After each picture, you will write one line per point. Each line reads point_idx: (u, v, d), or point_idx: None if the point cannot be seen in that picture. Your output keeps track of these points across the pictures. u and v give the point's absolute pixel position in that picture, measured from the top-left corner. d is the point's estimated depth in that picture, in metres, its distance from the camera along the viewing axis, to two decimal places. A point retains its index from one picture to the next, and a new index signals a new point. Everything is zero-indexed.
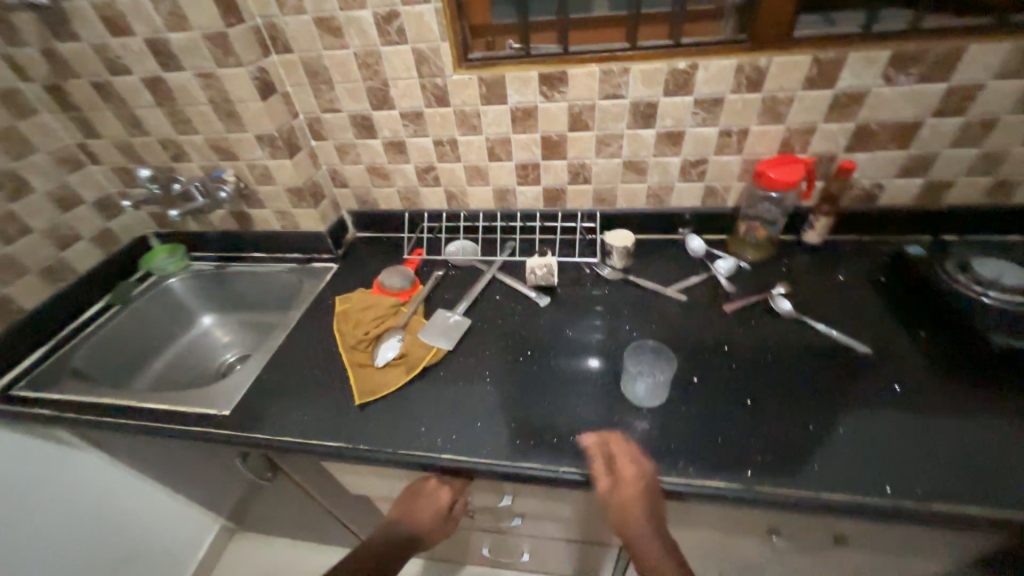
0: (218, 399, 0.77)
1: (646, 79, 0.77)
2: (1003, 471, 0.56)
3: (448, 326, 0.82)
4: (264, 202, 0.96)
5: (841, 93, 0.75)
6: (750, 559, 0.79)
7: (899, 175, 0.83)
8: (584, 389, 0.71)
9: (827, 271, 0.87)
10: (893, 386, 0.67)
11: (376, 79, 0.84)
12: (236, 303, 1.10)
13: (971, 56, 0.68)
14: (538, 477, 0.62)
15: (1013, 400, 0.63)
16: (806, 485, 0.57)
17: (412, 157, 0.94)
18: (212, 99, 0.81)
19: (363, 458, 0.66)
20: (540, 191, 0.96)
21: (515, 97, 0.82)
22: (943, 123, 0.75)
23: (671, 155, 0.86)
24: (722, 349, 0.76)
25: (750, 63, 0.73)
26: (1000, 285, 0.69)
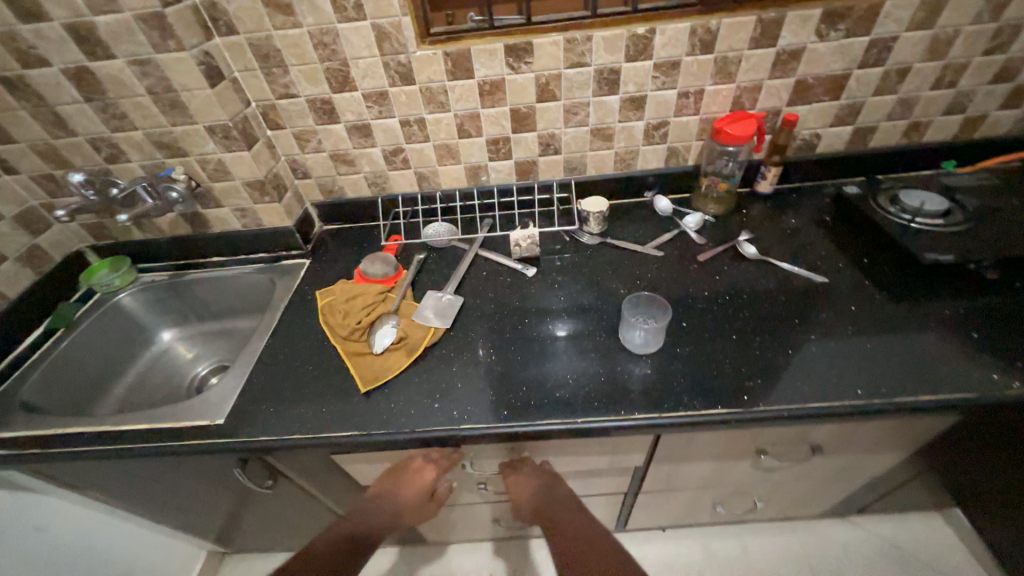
0: (208, 410, 0.72)
1: (608, 46, 0.80)
2: (945, 363, 0.67)
3: (442, 305, 0.83)
4: (221, 200, 0.90)
5: (783, 51, 0.82)
6: (739, 479, 0.89)
7: (833, 124, 0.92)
8: (585, 346, 0.75)
9: (780, 216, 0.96)
10: (850, 307, 0.77)
11: (335, 60, 0.80)
12: (199, 313, 1.03)
13: (887, 11, 0.77)
14: (558, 431, 0.65)
15: (944, 305, 0.75)
16: (794, 400, 0.64)
17: (379, 140, 0.92)
18: (152, 89, 0.74)
19: (380, 442, 0.65)
20: (512, 165, 0.98)
21: (481, 71, 0.82)
22: (867, 73, 0.85)
23: (635, 120, 0.91)
24: (702, 295, 0.82)
25: (702, 25, 0.78)
26: (924, 212, 0.82)
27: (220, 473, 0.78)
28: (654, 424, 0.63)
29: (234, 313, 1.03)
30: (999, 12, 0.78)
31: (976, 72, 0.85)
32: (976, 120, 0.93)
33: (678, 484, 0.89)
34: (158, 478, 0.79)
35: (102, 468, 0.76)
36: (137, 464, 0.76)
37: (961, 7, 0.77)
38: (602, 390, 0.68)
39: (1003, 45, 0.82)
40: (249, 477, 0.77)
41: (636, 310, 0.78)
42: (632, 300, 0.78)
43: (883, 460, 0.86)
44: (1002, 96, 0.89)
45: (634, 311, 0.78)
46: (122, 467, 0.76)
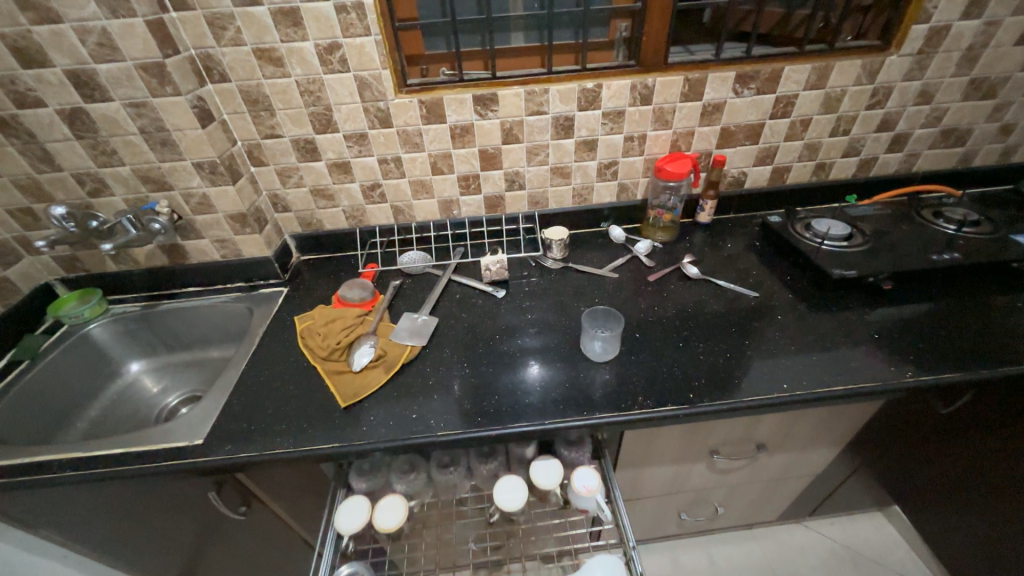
0: (186, 432, 0.73)
1: (563, 97, 0.93)
2: (854, 360, 0.78)
3: (418, 326, 0.88)
4: (202, 232, 0.94)
5: (707, 104, 0.97)
6: (699, 480, 0.95)
7: (755, 164, 1.08)
8: (551, 357, 0.82)
9: (718, 242, 1.10)
10: (777, 318, 0.89)
11: (319, 105, 0.89)
12: (170, 344, 1.03)
13: (787, 74, 0.94)
14: (527, 432, 0.70)
15: (851, 314, 0.88)
16: (733, 396, 0.73)
17: (357, 176, 1.00)
18: (144, 129, 0.79)
19: (360, 452, 0.69)
20: (481, 200, 1.07)
21: (453, 116, 0.93)
22: (777, 123, 1.01)
23: (589, 160, 1.03)
24: (653, 311, 0.92)
25: (641, 82, 0.93)
26: (831, 236, 0.96)
27: (194, 501, 0.77)
28: (613, 422, 0.70)
29: (207, 343, 1.04)
30: (873, 77, 0.96)
31: (863, 123, 1.04)
32: (870, 161, 1.11)
33: (644, 490, 0.95)
34: (125, 513, 0.77)
35: (67, 502, 0.74)
36: (107, 495, 0.74)
37: (843, 73, 0.95)
38: (567, 395, 0.74)
39: (880, 103, 1.01)
40: (224, 502, 0.77)
41: (595, 321, 0.87)
42: (591, 312, 0.87)
43: (821, 455, 0.96)
44: (886, 142, 1.08)
45: (593, 322, 0.86)
46: (89, 500, 0.74)
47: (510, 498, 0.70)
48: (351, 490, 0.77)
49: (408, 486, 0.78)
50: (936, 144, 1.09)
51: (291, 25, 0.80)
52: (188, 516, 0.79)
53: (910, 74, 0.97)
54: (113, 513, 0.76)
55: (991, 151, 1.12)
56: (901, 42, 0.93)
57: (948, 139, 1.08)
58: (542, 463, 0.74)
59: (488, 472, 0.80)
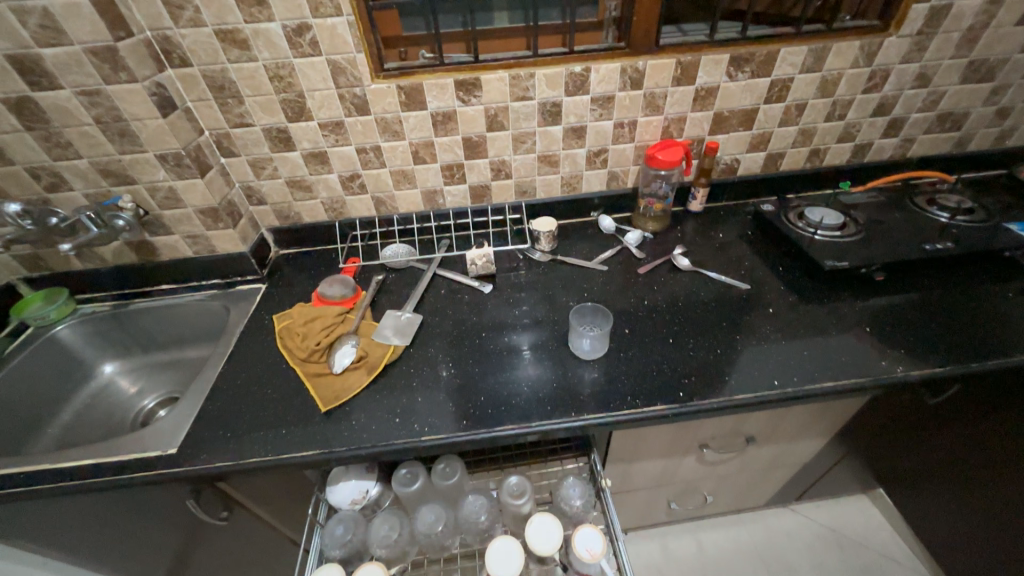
0: (160, 440, 0.70)
1: (550, 82, 0.88)
2: (846, 355, 0.77)
3: (402, 324, 0.85)
4: (171, 227, 0.89)
5: (700, 88, 0.93)
6: (689, 472, 0.95)
7: (749, 151, 1.05)
8: (538, 357, 0.80)
9: (710, 232, 1.07)
10: (768, 310, 0.87)
11: (291, 91, 0.84)
12: (144, 344, 0.99)
13: (782, 57, 0.91)
14: (515, 435, 0.68)
15: (843, 305, 0.87)
16: (723, 394, 0.72)
17: (335, 166, 0.95)
18: (100, 119, 0.74)
19: (341, 458, 0.67)
20: (466, 190, 1.03)
21: (434, 103, 0.88)
22: (771, 108, 0.98)
23: (578, 148, 0.99)
24: (643, 305, 0.90)
25: (631, 65, 0.88)
26: (824, 225, 0.94)
27: (173, 509, 0.75)
28: (602, 423, 0.69)
29: (183, 343, 1.00)
30: (871, 59, 0.93)
31: (859, 107, 1.01)
32: (865, 146, 1.08)
33: (634, 484, 0.95)
34: (102, 523, 0.74)
35: (38, 514, 0.71)
36: (81, 505, 0.72)
37: (840, 55, 0.92)
38: (555, 396, 0.72)
39: (877, 86, 0.97)
40: (204, 509, 0.75)
41: (582, 319, 0.85)
42: (579, 309, 0.84)
43: (809, 446, 0.96)
44: (882, 127, 1.05)
45: (580, 321, 0.84)
46: (62, 511, 0.72)
47: (503, 566, 0.65)
48: (324, 558, 0.69)
49: (389, 550, 0.70)
50: (932, 128, 1.06)
51: (255, 4, 0.74)
52: (168, 524, 0.77)
53: (908, 56, 0.93)
54: (90, 524, 0.74)
55: (987, 135, 1.10)
56: (901, 22, 0.89)
57: (944, 123, 1.06)
58: (540, 521, 0.70)
59: (477, 529, 0.72)
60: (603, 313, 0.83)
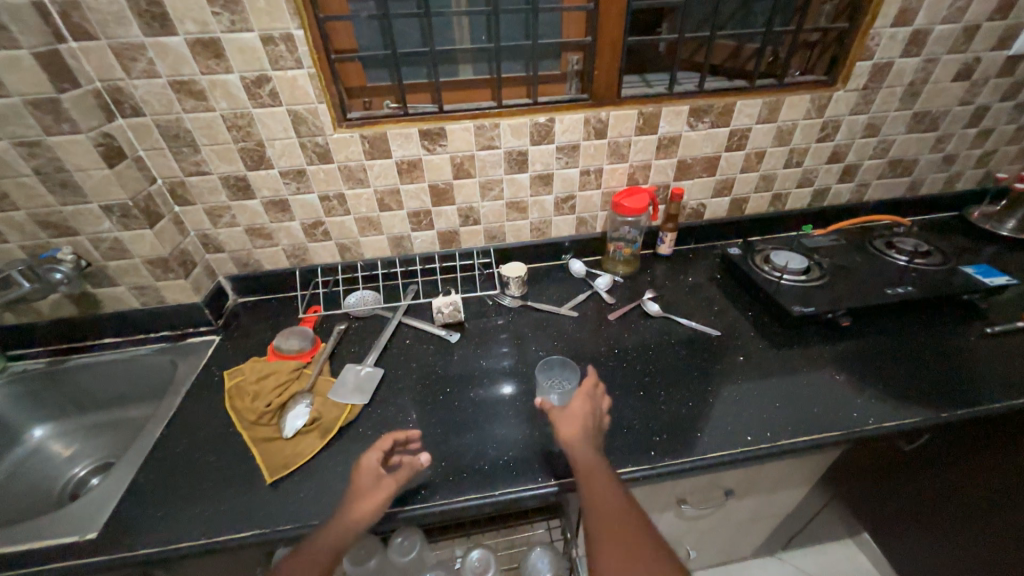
0: (79, 523, 0.62)
1: (515, 131, 0.89)
2: (817, 405, 0.75)
3: (361, 380, 0.81)
4: (117, 279, 0.84)
5: (663, 137, 0.95)
6: (669, 528, 0.91)
7: (713, 196, 1.07)
8: (505, 412, 0.76)
9: (680, 274, 1.07)
10: (739, 356, 0.86)
11: (250, 140, 0.82)
12: (83, 404, 0.92)
13: (739, 108, 0.94)
14: (477, 505, 0.63)
15: (812, 350, 0.86)
16: (696, 451, 0.69)
17: (297, 214, 0.92)
18: (40, 170, 0.70)
19: (285, 538, 0.60)
20: (434, 235, 1.02)
21: (398, 151, 0.87)
22: (732, 155, 1.01)
23: (546, 194, 0.99)
24: (614, 352, 0.87)
25: (594, 116, 0.90)
26: (789, 270, 0.95)
27: None
28: (571, 489, 0.65)
29: (126, 401, 0.93)
30: (822, 111, 0.97)
31: (815, 155, 1.04)
32: (824, 191, 1.12)
33: None
34: None
35: None
36: None
37: (793, 107, 0.96)
38: (521, 458, 0.68)
39: (830, 135, 1.01)
40: None
41: (549, 373, 0.82)
42: (546, 363, 0.82)
43: (790, 496, 0.93)
44: (838, 173, 1.09)
45: (547, 376, 0.81)
46: None
47: None
48: None
49: None
50: (884, 174, 1.11)
51: (212, 57, 0.73)
52: None
53: (856, 109, 0.98)
54: None
55: (936, 179, 1.15)
56: (847, 77, 0.94)
57: (896, 169, 1.10)
58: None
59: None
60: (565, 362, 0.82)
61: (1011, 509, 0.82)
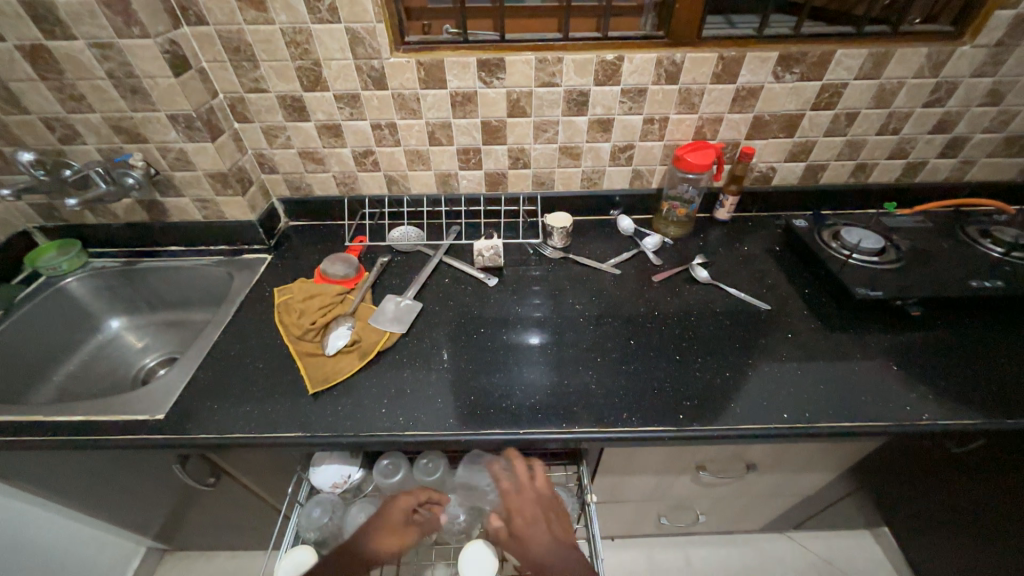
0: (149, 405, 0.70)
1: (578, 68, 0.82)
2: (865, 394, 0.71)
3: (400, 311, 0.83)
4: (181, 189, 0.88)
5: (742, 88, 0.86)
6: (681, 490, 0.92)
7: (787, 160, 0.98)
8: (534, 358, 0.77)
9: (734, 242, 1.01)
10: (787, 334, 0.81)
11: (307, 59, 0.81)
12: (151, 302, 1.00)
13: (839, 59, 0.82)
14: (499, 441, 0.66)
15: (871, 337, 0.80)
16: (726, 421, 0.68)
17: (349, 141, 0.92)
18: (113, 74, 0.72)
19: (323, 444, 0.65)
20: (482, 175, 0.99)
21: (454, 82, 0.84)
22: (819, 115, 0.90)
23: (602, 142, 0.94)
24: (653, 315, 0.85)
25: (668, 57, 0.82)
26: (860, 249, 0.87)
27: (161, 471, 0.75)
28: (594, 438, 0.66)
29: (188, 305, 1.01)
30: (938, 69, 0.84)
31: (917, 122, 0.92)
32: (917, 165, 0.99)
33: (624, 496, 0.92)
34: (96, 475, 0.76)
35: (33, 464, 0.72)
36: (72, 460, 0.72)
37: (904, 62, 0.83)
38: (547, 403, 0.70)
39: (941, 100, 0.88)
40: (190, 475, 0.75)
41: (575, 333, 0.81)
42: (517, 344, 0.79)
43: (814, 479, 0.91)
44: (940, 146, 0.96)
45: (543, 358, 0.77)
46: (55, 463, 0.72)
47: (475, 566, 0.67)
48: (299, 539, 0.71)
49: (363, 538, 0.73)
50: (996, 152, 0.97)
51: None
52: (159, 482, 0.79)
53: (982, 69, 0.84)
54: (84, 475, 0.75)
55: None
56: (978, 30, 0.80)
57: (1011, 147, 0.96)
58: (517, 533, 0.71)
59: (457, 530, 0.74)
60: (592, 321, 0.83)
61: None
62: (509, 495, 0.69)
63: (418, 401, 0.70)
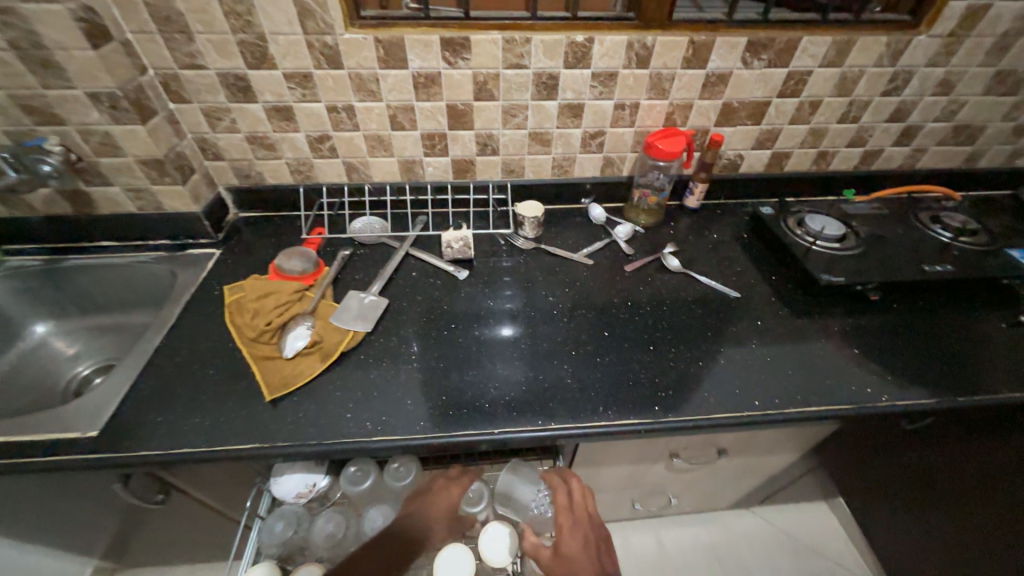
0: (80, 421, 0.63)
1: (547, 50, 0.79)
2: (830, 377, 0.73)
3: (364, 307, 0.78)
4: (110, 178, 0.79)
5: (711, 74, 0.85)
6: (655, 477, 0.93)
7: (754, 147, 0.98)
8: (508, 353, 0.74)
9: (704, 230, 1.01)
10: (756, 321, 0.82)
11: (249, 32, 0.73)
12: (83, 304, 0.90)
13: (804, 46, 0.83)
14: (473, 442, 0.63)
15: (834, 322, 0.83)
16: (700, 410, 0.68)
17: (302, 125, 0.85)
18: (16, 44, 0.62)
19: (283, 455, 0.61)
20: (448, 162, 0.94)
21: (416, 62, 0.78)
22: (784, 103, 0.91)
23: (573, 128, 0.91)
24: (627, 305, 0.84)
25: (639, 40, 0.79)
26: (824, 236, 0.89)
27: (100, 492, 0.68)
28: (571, 434, 0.64)
29: (126, 307, 0.92)
30: (896, 58, 0.86)
31: (875, 110, 0.94)
32: (875, 153, 1.02)
33: (600, 486, 0.92)
34: (22, 501, 0.68)
35: None
36: None
37: (865, 51, 0.84)
38: (523, 400, 0.67)
39: (898, 89, 0.91)
40: (135, 495, 0.68)
41: (550, 326, 0.79)
42: (490, 339, 0.76)
43: (780, 460, 0.94)
44: (895, 134, 0.99)
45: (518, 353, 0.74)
46: None
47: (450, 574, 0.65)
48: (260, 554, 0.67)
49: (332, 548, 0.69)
50: (945, 141, 1.01)
51: None
52: (99, 503, 0.72)
53: (935, 59, 0.86)
54: (7, 502, 0.67)
55: (999, 152, 1.05)
56: (933, 20, 0.82)
57: (959, 136, 1.00)
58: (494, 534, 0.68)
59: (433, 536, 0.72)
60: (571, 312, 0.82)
61: (985, 501, 0.82)
62: (564, 511, 0.67)
63: (387, 405, 0.66)
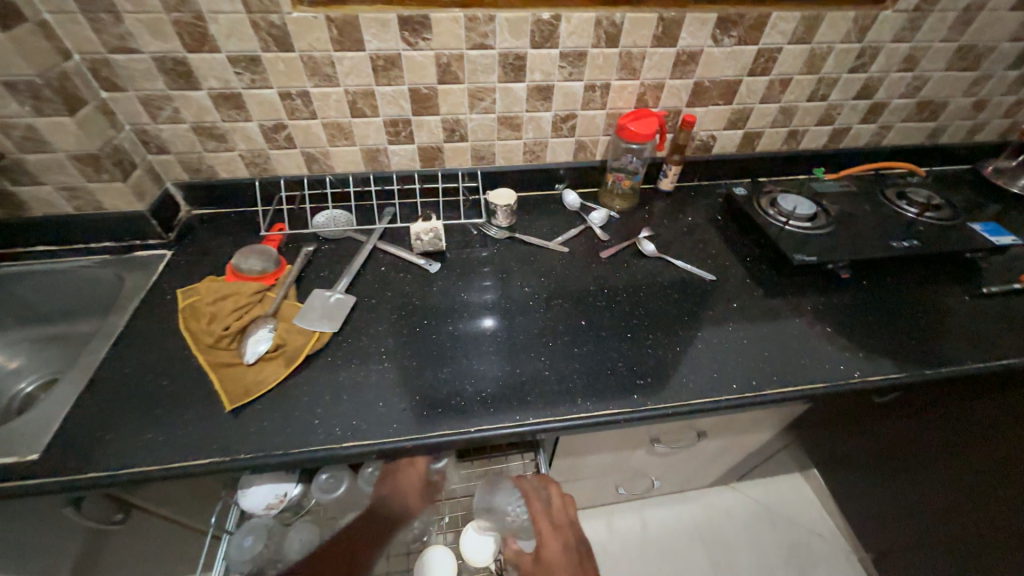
0: (19, 444, 0.58)
1: (512, 28, 0.75)
2: (806, 357, 0.74)
3: (330, 306, 0.74)
4: (39, 176, 0.72)
5: (682, 52, 0.83)
6: (636, 463, 0.93)
7: (726, 128, 0.97)
8: (484, 347, 0.72)
9: (678, 213, 1.00)
10: (732, 303, 0.82)
11: (186, 12, 0.67)
12: (21, 315, 0.83)
13: (773, 22, 0.81)
14: (449, 441, 0.61)
15: (807, 301, 0.83)
16: (679, 396, 0.67)
17: (254, 113, 0.79)
18: None
19: (248, 467, 0.57)
20: (415, 150, 0.90)
21: (373, 43, 0.74)
22: (755, 81, 0.90)
23: (543, 111, 0.88)
24: (603, 292, 0.83)
25: (607, 17, 0.76)
26: (796, 216, 0.89)
27: (49, 518, 0.63)
28: (550, 428, 0.63)
29: (71, 316, 0.85)
30: (863, 34, 0.85)
31: (843, 88, 0.94)
32: (843, 131, 1.03)
33: (582, 474, 0.91)
34: None
35: None
36: None
37: (833, 26, 0.83)
38: (500, 395, 0.65)
39: (865, 65, 0.91)
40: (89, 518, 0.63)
41: (526, 318, 0.77)
42: (465, 333, 0.74)
43: (758, 438, 0.96)
44: (862, 111, 0.99)
45: (494, 347, 0.72)
46: None
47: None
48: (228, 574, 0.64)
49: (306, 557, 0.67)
50: (910, 117, 1.02)
51: None
52: (49, 529, 0.66)
53: (901, 35, 0.86)
54: None
55: (960, 128, 1.07)
56: None
57: (923, 112, 1.01)
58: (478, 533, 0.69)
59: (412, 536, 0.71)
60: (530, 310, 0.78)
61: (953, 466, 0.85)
62: (541, 516, 0.65)
63: (357, 408, 0.63)
